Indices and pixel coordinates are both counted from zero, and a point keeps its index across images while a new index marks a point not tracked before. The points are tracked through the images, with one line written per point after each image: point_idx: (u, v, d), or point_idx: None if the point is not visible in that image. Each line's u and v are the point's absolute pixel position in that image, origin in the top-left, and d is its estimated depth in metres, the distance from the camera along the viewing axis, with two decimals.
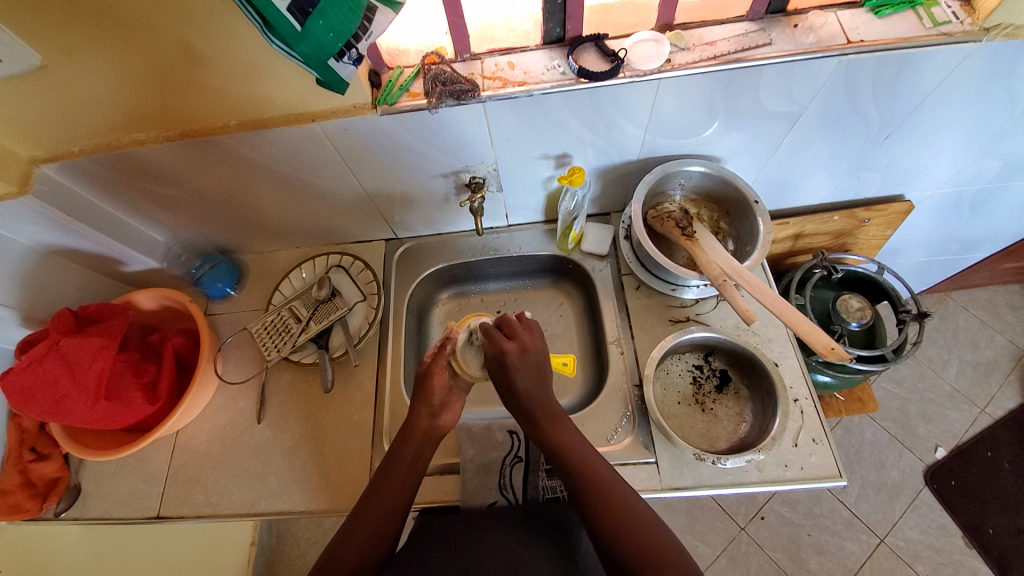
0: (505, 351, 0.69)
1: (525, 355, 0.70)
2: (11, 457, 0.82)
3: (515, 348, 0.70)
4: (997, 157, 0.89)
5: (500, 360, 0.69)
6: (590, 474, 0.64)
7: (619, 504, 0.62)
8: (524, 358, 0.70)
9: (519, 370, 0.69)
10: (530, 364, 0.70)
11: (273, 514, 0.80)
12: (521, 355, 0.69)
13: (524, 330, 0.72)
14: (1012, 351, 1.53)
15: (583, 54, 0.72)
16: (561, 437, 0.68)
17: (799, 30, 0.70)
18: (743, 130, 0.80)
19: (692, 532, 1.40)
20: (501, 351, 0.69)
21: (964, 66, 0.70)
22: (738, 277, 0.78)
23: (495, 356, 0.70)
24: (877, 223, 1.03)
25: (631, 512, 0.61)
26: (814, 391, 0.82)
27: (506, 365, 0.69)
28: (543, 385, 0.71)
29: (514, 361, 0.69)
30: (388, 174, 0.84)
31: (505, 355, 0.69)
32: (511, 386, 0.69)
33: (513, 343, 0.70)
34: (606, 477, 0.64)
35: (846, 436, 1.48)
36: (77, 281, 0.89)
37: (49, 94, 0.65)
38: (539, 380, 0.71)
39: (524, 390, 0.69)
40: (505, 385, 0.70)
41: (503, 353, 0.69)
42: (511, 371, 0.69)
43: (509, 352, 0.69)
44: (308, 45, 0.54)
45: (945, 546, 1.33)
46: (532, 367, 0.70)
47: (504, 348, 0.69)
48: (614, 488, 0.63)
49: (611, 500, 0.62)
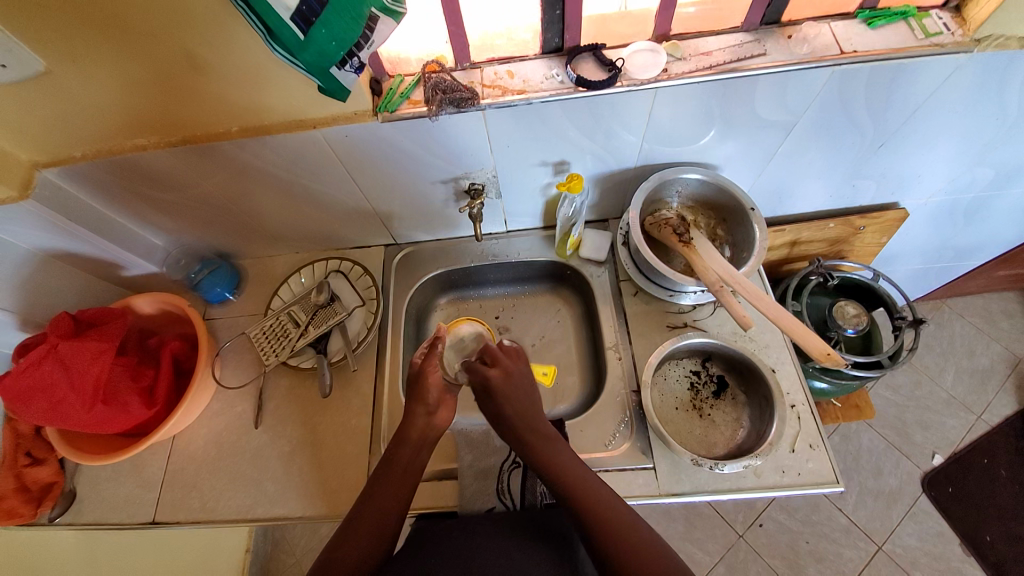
0: (489, 380, 0.71)
1: (510, 379, 0.72)
2: (3, 461, 0.81)
3: (499, 374, 0.71)
4: (990, 166, 0.91)
5: (485, 387, 0.72)
6: (591, 507, 0.63)
7: (622, 531, 0.61)
8: (510, 383, 0.71)
9: (505, 396, 0.71)
10: (517, 390, 0.72)
11: (270, 519, 0.80)
12: (506, 379, 0.72)
13: (506, 356, 0.74)
14: (1007, 358, 1.54)
15: (580, 64, 0.73)
16: (566, 471, 0.67)
17: (793, 41, 0.71)
18: (739, 139, 0.82)
19: (690, 538, 1.39)
20: (486, 377, 0.71)
21: (955, 77, 0.72)
22: (735, 284, 0.79)
23: (481, 383, 0.72)
24: (872, 230, 1.04)
25: (636, 541, 0.60)
26: (810, 397, 0.82)
27: (492, 392, 0.71)
28: (533, 409, 0.72)
29: (500, 386, 0.71)
30: (387, 180, 0.85)
31: (489, 382, 0.71)
32: (501, 409, 0.71)
33: (498, 369, 0.72)
34: (611, 506, 0.63)
35: (844, 443, 1.48)
36: (77, 285, 0.89)
37: (53, 100, 0.66)
38: (529, 401, 0.72)
39: (515, 412, 0.71)
40: (494, 410, 0.72)
41: (488, 381, 0.71)
42: (498, 397, 0.71)
43: (494, 377, 0.71)
44: (311, 53, 0.55)
45: (943, 553, 1.33)
46: (520, 393, 0.72)
47: (487, 376, 0.71)
48: (618, 517, 0.62)
49: (616, 527, 0.61)
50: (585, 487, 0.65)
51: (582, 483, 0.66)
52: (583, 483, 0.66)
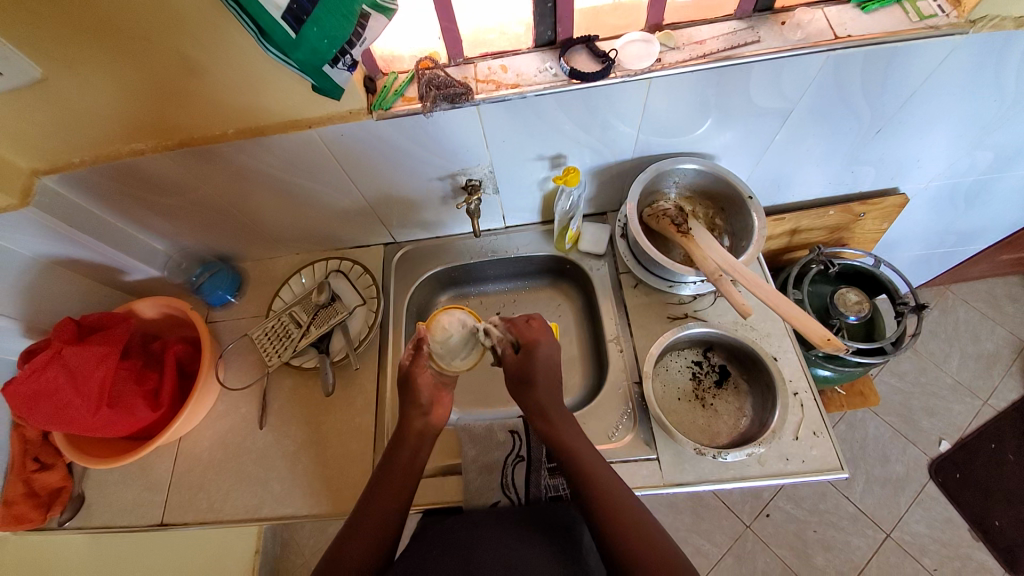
0: (539, 341, 0.75)
1: (552, 350, 0.76)
2: (13, 467, 0.82)
3: (547, 342, 0.76)
4: (990, 148, 0.90)
5: (529, 348, 0.74)
6: (616, 520, 0.61)
7: (645, 540, 0.59)
8: (551, 352, 0.75)
9: (542, 363, 0.74)
10: (553, 360, 0.75)
11: (276, 519, 0.81)
12: (549, 348, 0.75)
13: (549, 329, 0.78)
14: (1013, 342, 1.53)
15: (574, 56, 0.73)
16: (597, 480, 0.65)
17: (787, 27, 0.71)
18: (736, 128, 0.81)
19: (697, 530, 1.40)
20: (535, 340, 0.75)
21: (952, 59, 0.71)
22: (734, 272, 0.78)
23: (528, 340, 0.75)
24: (872, 217, 1.03)
25: (660, 554, 0.58)
26: (813, 384, 0.82)
27: (535, 354, 0.74)
28: (556, 388, 0.74)
29: (543, 353, 0.74)
30: (385, 178, 0.85)
31: (536, 344, 0.75)
32: (532, 376, 0.73)
33: (544, 337, 0.76)
34: (636, 517, 0.62)
35: (849, 431, 1.47)
36: (78, 291, 0.90)
37: (51, 107, 0.67)
38: (555, 379, 0.75)
39: (543, 382, 0.73)
40: (523, 372, 0.74)
41: (537, 343, 0.75)
42: (537, 361, 0.74)
43: (542, 343, 0.75)
44: (303, 52, 0.56)
45: (951, 539, 1.33)
46: (554, 366, 0.75)
47: (539, 339, 0.75)
48: (639, 529, 0.61)
49: (639, 535, 0.60)
50: (613, 497, 0.63)
51: (610, 494, 0.64)
52: (613, 491, 0.64)
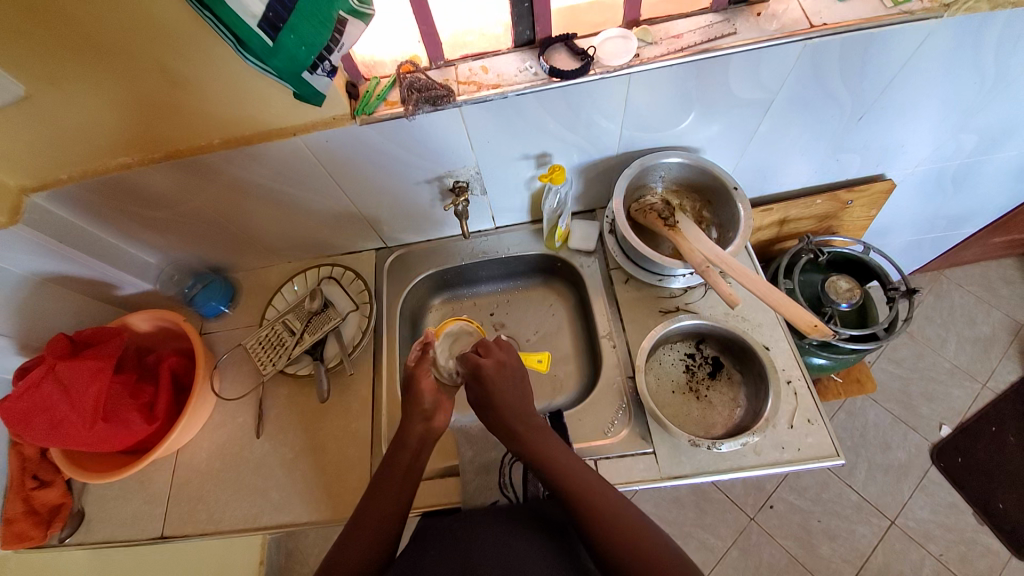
0: (482, 366, 0.72)
1: (502, 370, 0.72)
2: (12, 486, 0.82)
3: (492, 364, 0.72)
4: (974, 131, 0.91)
5: (476, 374, 0.72)
6: (637, 544, 0.59)
7: (635, 540, 0.60)
8: (501, 373, 0.72)
9: (495, 384, 0.71)
10: (508, 379, 0.72)
11: (277, 526, 0.81)
12: (497, 370, 0.72)
13: (501, 348, 0.74)
14: (1009, 324, 1.53)
15: (554, 55, 0.73)
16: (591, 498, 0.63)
17: (762, 17, 0.72)
18: (720, 120, 0.82)
19: (702, 525, 1.39)
20: (478, 365, 0.72)
21: (928, 43, 0.72)
22: (721, 263, 0.79)
23: (472, 368, 0.72)
24: (860, 204, 1.04)
25: None
26: (806, 372, 0.83)
27: (482, 378, 0.71)
28: (522, 401, 0.72)
29: (487, 377, 0.71)
30: (372, 183, 0.86)
31: (480, 369, 0.72)
32: (490, 399, 0.71)
33: (490, 359, 0.72)
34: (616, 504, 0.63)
35: (849, 420, 1.47)
36: (74, 306, 0.91)
37: (38, 124, 0.67)
38: (519, 395, 0.72)
39: (503, 403, 0.70)
40: (480, 397, 0.72)
41: (479, 368, 0.72)
42: (489, 385, 0.71)
43: (483, 367, 0.72)
44: (281, 59, 0.56)
45: (956, 524, 1.33)
46: (510, 382, 0.72)
47: (481, 363, 0.72)
48: (658, 547, 0.59)
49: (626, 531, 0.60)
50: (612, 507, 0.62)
51: (609, 503, 0.63)
52: (611, 501, 0.63)
